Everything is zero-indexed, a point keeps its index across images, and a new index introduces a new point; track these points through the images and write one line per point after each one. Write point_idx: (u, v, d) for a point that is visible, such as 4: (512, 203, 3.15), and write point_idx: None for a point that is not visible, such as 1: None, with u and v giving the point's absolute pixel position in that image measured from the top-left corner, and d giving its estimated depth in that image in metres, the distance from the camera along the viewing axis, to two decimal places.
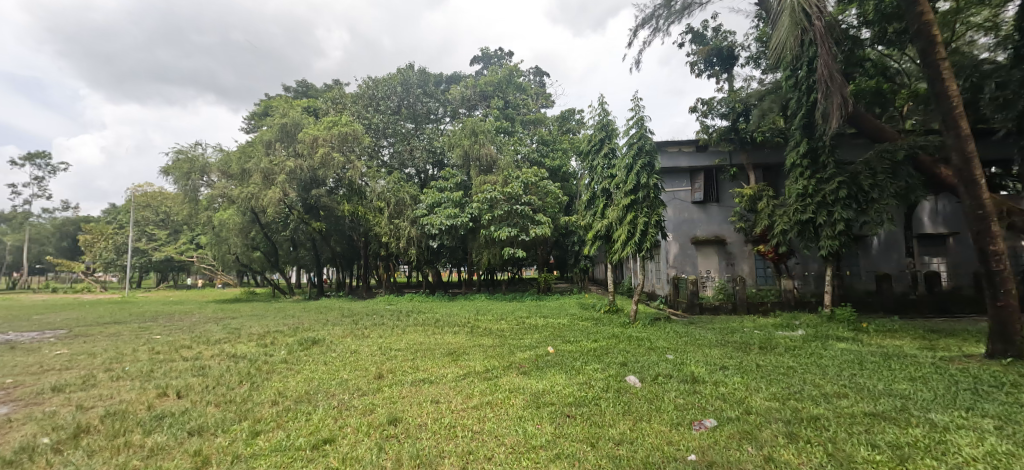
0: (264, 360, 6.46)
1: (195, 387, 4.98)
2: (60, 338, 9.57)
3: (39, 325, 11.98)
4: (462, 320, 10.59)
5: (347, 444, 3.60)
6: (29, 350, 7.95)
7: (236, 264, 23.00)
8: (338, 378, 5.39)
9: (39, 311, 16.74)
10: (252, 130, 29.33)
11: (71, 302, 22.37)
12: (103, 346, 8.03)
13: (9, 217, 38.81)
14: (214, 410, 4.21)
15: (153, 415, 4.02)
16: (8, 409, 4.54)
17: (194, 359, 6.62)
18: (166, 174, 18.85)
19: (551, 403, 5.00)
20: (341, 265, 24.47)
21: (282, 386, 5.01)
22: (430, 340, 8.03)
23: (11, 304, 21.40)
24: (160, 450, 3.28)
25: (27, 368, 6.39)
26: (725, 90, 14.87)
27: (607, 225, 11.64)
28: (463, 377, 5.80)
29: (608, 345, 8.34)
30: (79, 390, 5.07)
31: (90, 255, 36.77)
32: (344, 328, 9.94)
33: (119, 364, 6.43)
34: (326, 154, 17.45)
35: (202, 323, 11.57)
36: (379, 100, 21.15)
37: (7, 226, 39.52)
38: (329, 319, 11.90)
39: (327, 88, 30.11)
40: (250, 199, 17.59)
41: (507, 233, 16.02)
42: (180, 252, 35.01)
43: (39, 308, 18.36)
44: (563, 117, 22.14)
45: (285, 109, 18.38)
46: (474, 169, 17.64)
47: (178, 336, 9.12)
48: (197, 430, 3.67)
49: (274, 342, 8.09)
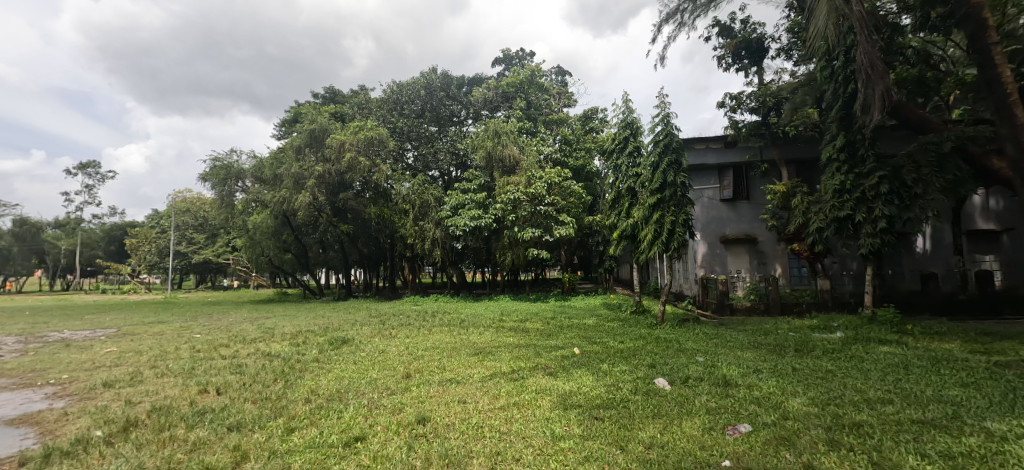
0: (297, 359, 6.64)
1: (233, 384, 5.16)
2: (112, 335, 10.16)
3: (90, 324, 12.73)
4: (487, 320, 10.61)
5: (377, 442, 3.66)
6: (82, 347, 8.46)
7: (269, 266, 23.85)
8: (368, 377, 5.50)
9: (91, 311, 17.81)
10: (283, 136, 30.34)
11: (119, 303, 23.67)
12: (151, 344, 8.48)
13: (65, 223, 41.63)
14: (251, 406, 4.36)
15: (195, 410, 4.18)
16: (64, 403, 4.83)
17: (231, 357, 6.88)
18: (204, 181, 19.69)
19: (578, 405, 4.94)
20: (369, 267, 25.01)
21: (314, 384, 5.15)
22: (456, 341, 8.07)
23: (65, 304, 22.86)
24: (202, 444, 3.42)
25: (82, 365, 6.79)
26: (754, 83, 14.39)
27: (632, 225, 11.46)
28: (490, 377, 5.80)
29: (635, 347, 8.19)
30: (129, 385, 5.36)
31: (135, 258, 38.86)
32: (372, 328, 10.14)
33: (164, 361, 6.76)
34: (353, 159, 17.82)
35: (238, 323, 12.03)
36: (403, 104, 21.49)
37: (62, 231, 42.18)
38: (359, 319, 12.15)
39: (353, 94, 30.84)
40: (282, 204, 18.22)
41: (530, 234, 15.99)
42: (217, 255, 36.56)
43: (91, 308, 19.56)
44: (586, 116, 21.87)
45: (313, 116, 18.94)
46: (497, 170, 17.66)
47: (217, 334, 9.53)
48: (236, 425, 3.80)
49: (306, 341, 8.33)
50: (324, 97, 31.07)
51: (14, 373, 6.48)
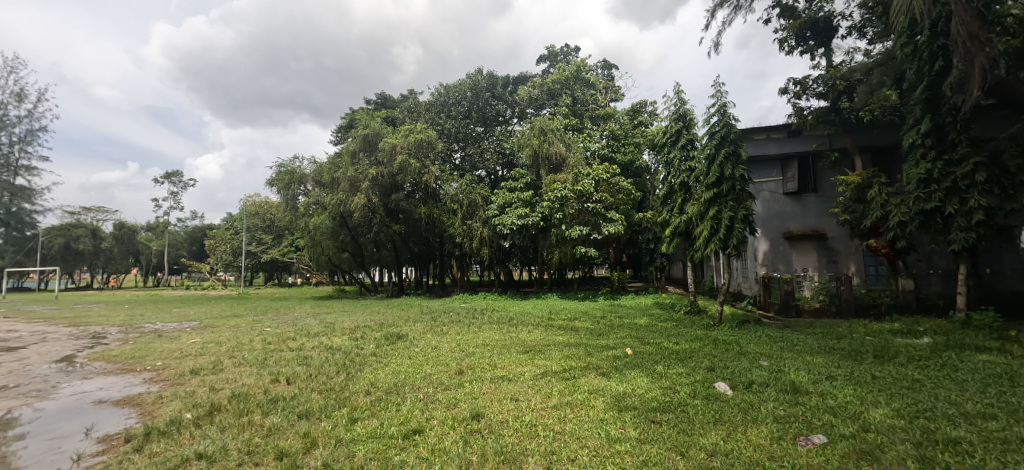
0: (356, 353, 6.96)
1: (301, 375, 5.50)
2: (196, 327, 11.20)
3: (177, 317, 14.11)
4: (536, 319, 10.59)
5: (434, 436, 3.74)
6: (172, 337, 9.40)
7: (329, 264, 25.27)
8: (422, 372, 5.65)
9: (178, 305, 19.77)
10: (339, 142, 32.04)
11: (200, 298, 26.08)
12: (229, 335, 9.25)
13: (156, 226, 46.59)
14: (318, 396, 4.61)
15: (269, 398, 4.49)
16: (160, 387, 5.38)
17: (298, 350, 7.34)
18: (271, 186, 21.22)
19: (633, 407, 4.78)
20: (419, 265, 25.83)
21: (373, 377, 5.37)
22: (506, 338, 8.11)
23: (157, 299, 25.54)
24: (276, 430, 3.66)
25: (172, 353, 7.53)
26: (821, 66, 13.30)
27: (686, 221, 10.97)
28: (541, 376, 5.76)
29: (691, 349, 7.82)
30: (211, 373, 5.88)
31: (214, 257, 42.69)
32: (425, 324, 10.43)
33: (240, 352, 7.35)
34: (404, 161, 18.47)
35: (303, 317, 12.85)
36: (450, 106, 21.98)
37: (153, 233, 47.20)
38: (411, 316, 12.57)
39: (403, 98, 31.99)
40: (339, 206, 19.23)
41: (578, 231, 15.78)
42: (284, 254, 39.55)
43: (178, 302, 21.73)
44: (634, 109, 21.23)
45: (367, 121, 19.83)
46: (544, 168, 17.61)
47: (285, 328, 10.23)
48: (304, 414, 4.04)
49: (364, 336, 8.72)
50: (376, 102, 32.49)
51: (118, 359, 7.31)
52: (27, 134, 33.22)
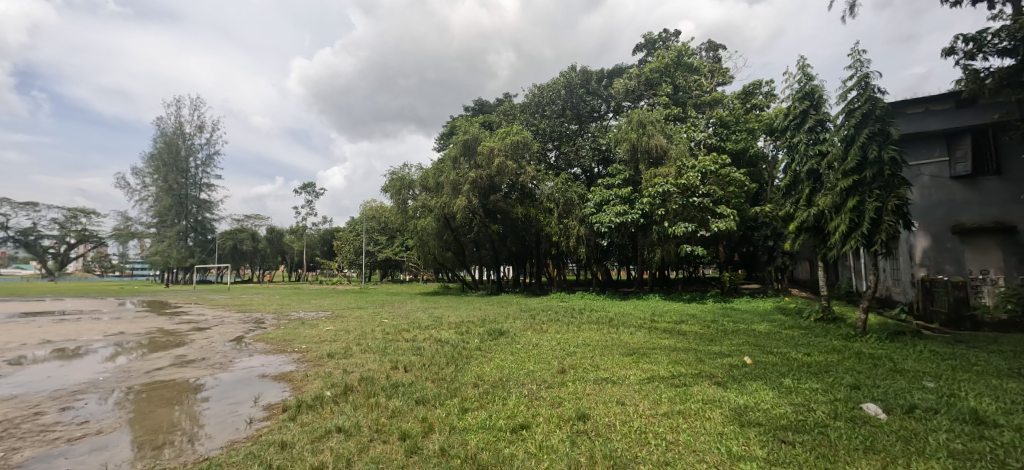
0: (463, 346, 7.36)
1: (416, 364, 5.97)
2: (330, 317, 12.86)
3: (315, 307, 16.39)
4: (638, 320, 10.13)
5: (541, 433, 3.75)
6: (313, 324, 10.93)
7: (434, 263, 27.21)
8: (526, 368, 5.75)
9: (315, 297, 22.98)
10: (441, 148, 34.33)
11: (331, 291, 30.01)
12: (356, 325, 10.44)
13: (297, 229, 54.81)
14: (431, 384, 4.97)
15: (391, 383, 4.96)
16: (305, 367, 6.29)
17: (412, 341, 7.99)
18: (385, 191, 23.55)
19: (758, 423, 4.26)
20: (516, 264, 26.50)
21: (479, 370, 5.62)
22: (608, 339, 7.89)
23: (299, 291, 30.00)
24: (398, 412, 4.01)
25: (314, 338, 8.75)
26: (1007, 15, 10.56)
27: (816, 214, 9.55)
28: (648, 381, 5.46)
29: (826, 362, 6.76)
30: (344, 357, 6.69)
31: (340, 256, 48.79)
32: (525, 322, 10.62)
33: (365, 340, 8.25)
34: (502, 163, 19.11)
35: (414, 311, 13.99)
36: (545, 106, 22.18)
37: (295, 236, 55.60)
38: (511, 313, 12.93)
39: (499, 102, 33.10)
40: (443, 208, 20.56)
41: (683, 228, 14.74)
42: (396, 253, 44.12)
43: (314, 295, 25.29)
44: (747, 91, 19.16)
45: (466, 128, 20.96)
46: (643, 163, 16.83)
47: (401, 320, 11.24)
48: (422, 400, 4.36)
49: (469, 331, 9.18)
50: (473, 109, 34.13)
51: (274, 341, 8.71)
52: (208, 158, 41.43)
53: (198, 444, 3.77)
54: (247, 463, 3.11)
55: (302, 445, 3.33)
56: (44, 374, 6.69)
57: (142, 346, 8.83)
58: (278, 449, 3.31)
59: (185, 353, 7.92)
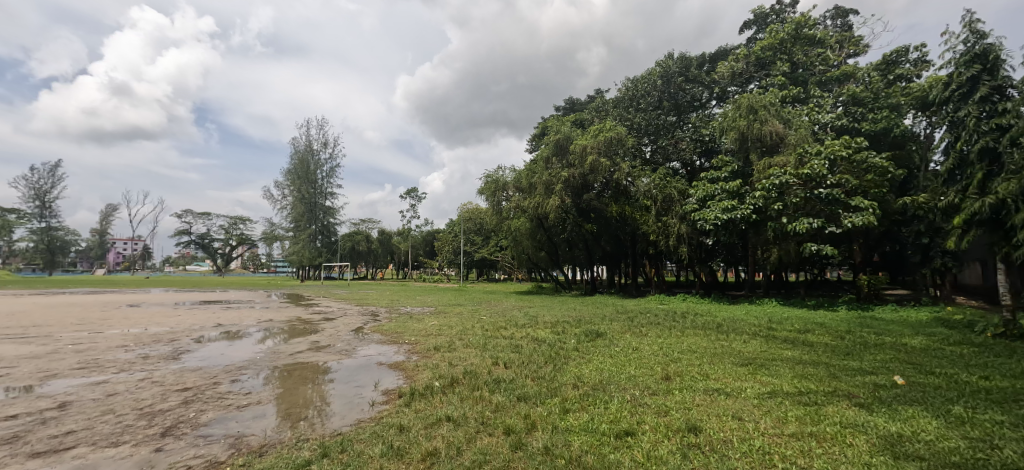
0: (560, 346, 7.35)
1: (515, 361, 6.12)
2: (434, 312, 13.82)
3: (421, 303, 17.74)
4: (751, 327, 9.14)
5: (648, 442, 3.56)
6: (420, 319, 11.84)
7: (528, 262, 27.68)
8: (626, 372, 5.54)
9: (420, 293, 24.86)
10: (533, 149, 34.90)
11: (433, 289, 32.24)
12: (458, 320, 11.07)
13: (403, 231, 59.99)
14: (532, 382, 5.03)
15: (493, 378, 5.13)
16: (416, 358, 6.83)
17: (511, 338, 8.20)
18: (480, 194, 24.61)
19: (919, 456, 3.54)
20: (610, 264, 25.78)
21: (578, 371, 5.55)
22: (717, 346, 7.25)
23: (406, 288, 32.76)
24: (502, 407, 4.13)
25: (422, 332, 9.47)
26: None
27: (994, 204, 7.68)
28: (769, 395, 4.88)
29: (1016, 388, 5.37)
30: (448, 351, 7.13)
31: (440, 256, 52.18)
32: (622, 324, 10.26)
33: (466, 335, 8.70)
34: (595, 161, 18.76)
35: (511, 309, 14.36)
36: (640, 98, 21.34)
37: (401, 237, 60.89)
38: (607, 314, 12.60)
39: (590, 99, 32.61)
40: (536, 208, 20.77)
41: (807, 225, 12.90)
42: (491, 253, 46.12)
43: (419, 291, 27.38)
44: (889, 61, 16.25)
45: (558, 127, 21.10)
46: (755, 153, 15.20)
47: (498, 318, 11.64)
48: (523, 397, 4.44)
49: (565, 331, 9.15)
50: (564, 108, 34.12)
51: (388, 333, 9.61)
52: (331, 170, 47.41)
53: (332, 419, 4.30)
54: (372, 441, 3.46)
55: (417, 430, 3.59)
56: (219, 351, 8.22)
57: (286, 332, 10.40)
58: (397, 431, 3.62)
59: (318, 340, 9.13)
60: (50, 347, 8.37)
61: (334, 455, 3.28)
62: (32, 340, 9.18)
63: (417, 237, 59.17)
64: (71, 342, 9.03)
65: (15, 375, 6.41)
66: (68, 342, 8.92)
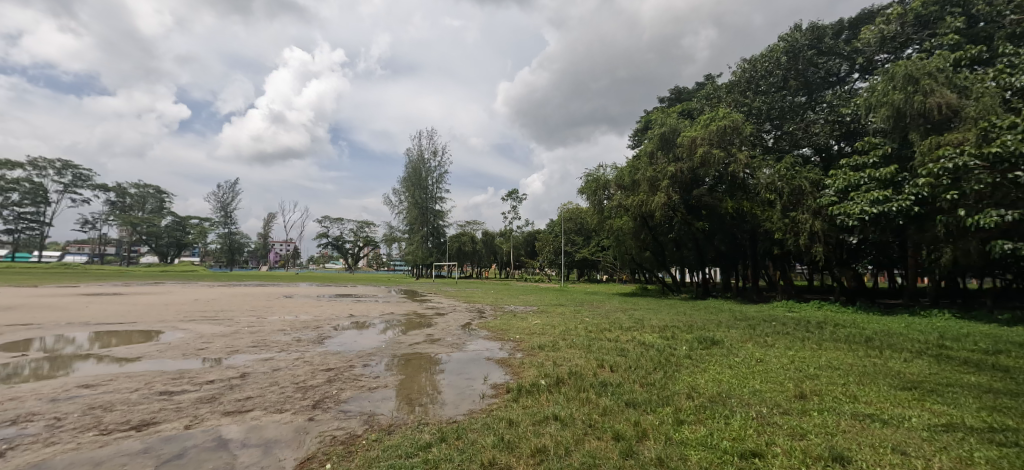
0: (671, 352, 6.93)
1: (621, 365, 5.93)
2: (537, 311, 14.08)
3: (524, 302, 18.19)
4: (914, 343, 7.55)
5: (781, 466, 3.14)
6: (524, 317, 12.16)
7: (633, 263, 26.62)
8: (750, 387, 4.99)
9: (523, 293, 25.51)
10: (635, 145, 33.67)
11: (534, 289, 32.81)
12: (560, 320, 11.12)
13: (505, 232, 62.23)
14: (640, 388, 4.83)
15: (600, 381, 5.03)
16: (521, 355, 7.05)
17: (616, 341, 7.97)
18: (580, 194, 24.42)
19: None
20: (725, 266, 23.51)
21: (692, 381, 5.16)
22: (866, 364, 6.15)
23: (509, 287, 33.89)
24: (610, 411, 4.03)
25: (526, 330, 9.72)
26: None
27: None
28: (945, 428, 3.95)
29: None
30: (553, 350, 7.21)
31: (541, 256, 52.89)
32: (742, 332, 9.29)
33: (570, 335, 8.70)
34: (706, 152, 17.47)
35: (614, 311, 13.96)
36: (759, 80, 19.71)
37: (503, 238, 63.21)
38: (723, 321, 11.50)
39: (699, 87, 30.34)
40: (640, 207, 19.69)
41: (994, 218, 9.88)
42: (592, 253, 45.45)
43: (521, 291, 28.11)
44: None
45: (664, 120, 20.31)
46: (916, 131, 12.53)
47: (601, 319, 11.42)
48: (632, 402, 4.28)
49: (674, 336, 8.61)
50: (669, 99, 32.18)
51: (494, 329, 10.06)
52: (440, 176, 51.24)
53: (448, 406, 4.65)
54: (485, 431, 3.64)
55: (525, 425, 3.69)
56: (353, 339, 9.43)
57: (405, 324, 11.52)
58: (507, 424, 3.76)
59: (432, 333, 9.93)
60: (234, 328, 10.45)
61: (451, 441, 3.53)
62: (222, 322, 11.56)
63: (518, 238, 60.85)
64: (247, 325, 11.17)
65: (212, 349, 8.15)
66: (246, 325, 11.05)
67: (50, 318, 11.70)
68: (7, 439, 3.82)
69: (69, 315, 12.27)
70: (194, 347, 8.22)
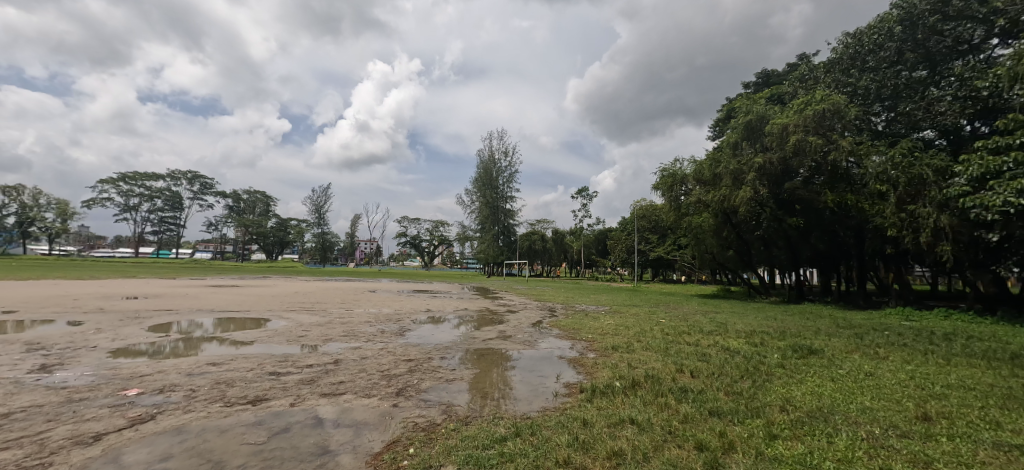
0: (760, 360, 6.37)
1: (703, 370, 5.59)
2: (610, 311, 13.76)
3: (595, 302, 17.86)
4: None
5: None
6: (596, 317, 11.94)
7: (714, 263, 24.85)
8: (857, 403, 4.42)
9: (594, 292, 24.99)
10: (717, 136, 31.44)
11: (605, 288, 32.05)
12: (635, 321, 10.76)
13: (575, 231, 61.51)
14: (725, 397, 4.50)
15: (679, 386, 4.79)
16: (595, 355, 6.95)
17: (696, 345, 7.54)
18: (654, 190, 23.39)
19: None
20: (824, 266, 21.03)
21: (786, 393, 4.70)
22: (1015, 386, 5.11)
23: (579, 286, 33.44)
24: (691, 419, 3.81)
25: (599, 330, 9.54)
26: None
27: None
28: None
29: None
30: (627, 351, 7.01)
31: (613, 255, 51.47)
32: (847, 341, 8.25)
33: (645, 337, 8.37)
34: (800, 141, 15.87)
35: (693, 313, 13.17)
36: (866, 56, 17.46)
37: (573, 236, 62.49)
38: (823, 328, 10.31)
39: (792, 68, 27.51)
40: (722, 202, 18.37)
41: None
42: (667, 252, 43.25)
43: (592, 290, 27.60)
44: None
45: (749, 107, 18.75)
46: None
47: (679, 322, 10.83)
48: (716, 412, 4.01)
49: (764, 343, 7.90)
50: (756, 84, 29.51)
51: (566, 328, 10.02)
52: (511, 175, 52.10)
53: (522, 402, 4.73)
54: (559, 430, 3.64)
55: (600, 427, 3.63)
56: (431, 333, 9.95)
57: (478, 320, 11.88)
58: (581, 425, 3.72)
59: (504, 330, 10.14)
60: (328, 319, 11.55)
61: (526, 436, 3.58)
62: (318, 313, 12.83)
63: (588, 236, 59.74)
64: (339, 316, 12.28)
65: (310, 336, 9.08)
66: (338, 316, 12.16)
67: (187, 305, 13.84)
68: (158, 404, 4.61)
69: (200, 303, 14.40)
70: (296, 334, 9.23)
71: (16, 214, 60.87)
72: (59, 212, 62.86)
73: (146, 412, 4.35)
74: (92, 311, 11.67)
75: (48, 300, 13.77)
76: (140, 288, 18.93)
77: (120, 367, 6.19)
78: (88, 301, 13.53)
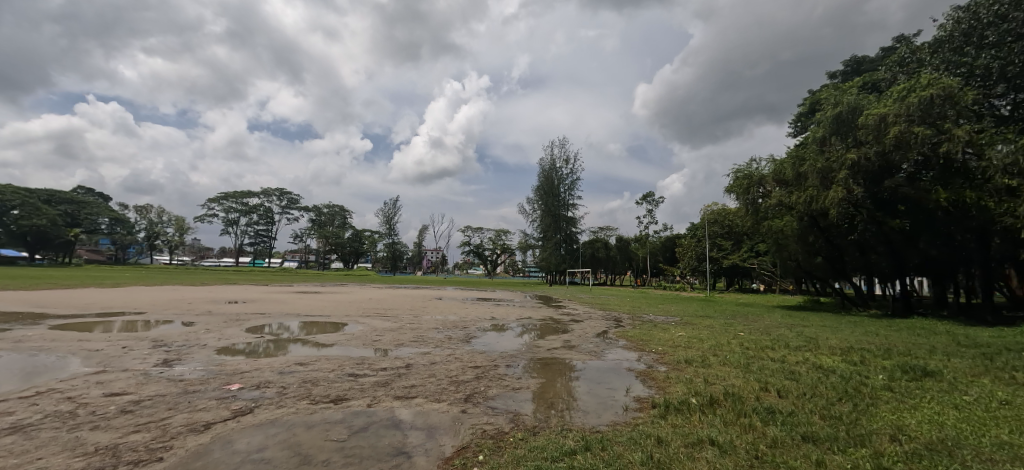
0: (861, 381, 5.65)
1: (793, 391, 5.07)
2: (680, 322, 13.08)
3: (663, 311, 17.07)
4: None
5: None
6: (664, 328, 11.43)
7: (800, 270, 22.61)
8: (991, 437, 3.75)
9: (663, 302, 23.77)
10: (799, 132, 28.87)
11: (675, 298, 30.40)
12: (709, 334, 10.05)
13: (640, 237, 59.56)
14: (822, 421, 4.06)
15: (766, 407, 4.39)
16: (666, 368, 6.65)
17: (781, 362, 6.88)
18: (727, 192, 21.99)
19: None
20: (937, 274, 18.30)
21: (897, 420, 4.12)
22: None
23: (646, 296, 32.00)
24: (781, 444, 3.47)
25: (670, 341, 9.08)
26: None
27: None
28: None
29: None
30: (702, 365, 6.60)
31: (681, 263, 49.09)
32: (975, 363, 7.02)
33: (722, 351, 7.82)
34: (902, 133, 14.11)
35: (777, 326, 12.06)
36: (985, 31, 15.19)
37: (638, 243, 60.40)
38: (938, 346, 8.93)
39: (886, 52, 24.76)
40: (808, 203, 16.76)
41: None
42: (743, 260, 40.47)
43: (661, 300, 26.26)
44: None
45: (837, 98, 17.08)
46: None
47: (761, 336, 9.96)
48: (810, 437, 3.61)
49: (865, 362, 7.01)
50: (843, 72, 26.89)
51: (634, 339, 9.70)
52: (572, 183, 51.91)
53: (589, 416, 4.56)
54: (632, 447, 3.49)
55: (676, 446, 3.43)
56: (496, 340, 10.08)
57: (541, 329, 11.89)
58: (656, 443, 3.53)
59: (569, 339, 10.01)
60: (399, 324, 12.19)
61: (597, 451, 3.48)
62: (390, 319, 13.50)
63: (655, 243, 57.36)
64: (408, 322, 12.84)
65: (383, 341, 9.57)
66: (407, 322, 12.80)
67: (277, 309, 15.28)
68: (255, 399, 5.12)
69: (289, 307, 15.81)
70: (370, 338, 9.82)
71: (146, 229, 71.49)
72: (177, 227, 72.94)
73: (245, 405, 4.86)
74: (202, 313, 13.29)
75: (167, 303, 15.91)
76: (240, 294, 21.27)
77: (224, 364, 6.97)
78: (199, 305, 15.38)
